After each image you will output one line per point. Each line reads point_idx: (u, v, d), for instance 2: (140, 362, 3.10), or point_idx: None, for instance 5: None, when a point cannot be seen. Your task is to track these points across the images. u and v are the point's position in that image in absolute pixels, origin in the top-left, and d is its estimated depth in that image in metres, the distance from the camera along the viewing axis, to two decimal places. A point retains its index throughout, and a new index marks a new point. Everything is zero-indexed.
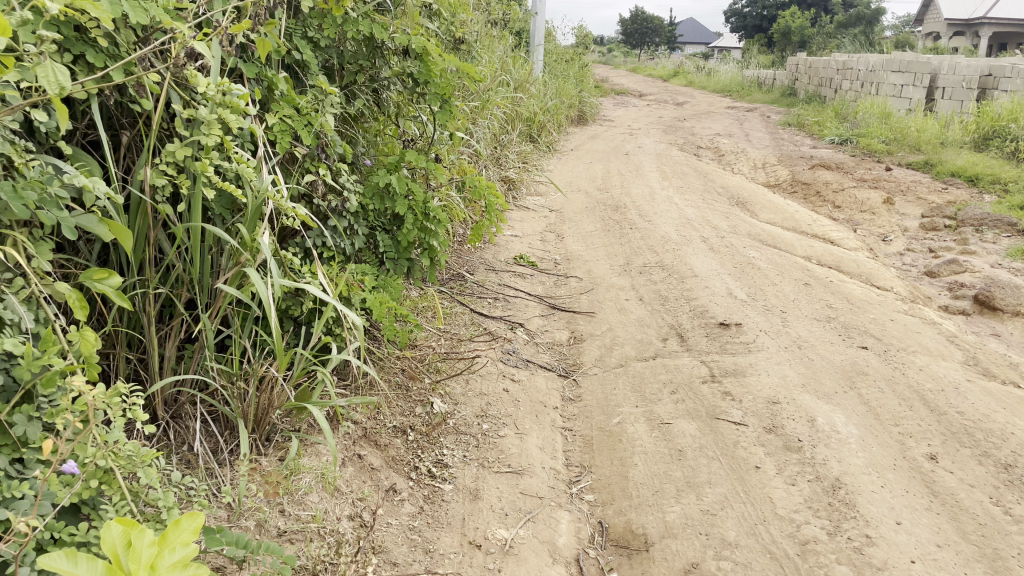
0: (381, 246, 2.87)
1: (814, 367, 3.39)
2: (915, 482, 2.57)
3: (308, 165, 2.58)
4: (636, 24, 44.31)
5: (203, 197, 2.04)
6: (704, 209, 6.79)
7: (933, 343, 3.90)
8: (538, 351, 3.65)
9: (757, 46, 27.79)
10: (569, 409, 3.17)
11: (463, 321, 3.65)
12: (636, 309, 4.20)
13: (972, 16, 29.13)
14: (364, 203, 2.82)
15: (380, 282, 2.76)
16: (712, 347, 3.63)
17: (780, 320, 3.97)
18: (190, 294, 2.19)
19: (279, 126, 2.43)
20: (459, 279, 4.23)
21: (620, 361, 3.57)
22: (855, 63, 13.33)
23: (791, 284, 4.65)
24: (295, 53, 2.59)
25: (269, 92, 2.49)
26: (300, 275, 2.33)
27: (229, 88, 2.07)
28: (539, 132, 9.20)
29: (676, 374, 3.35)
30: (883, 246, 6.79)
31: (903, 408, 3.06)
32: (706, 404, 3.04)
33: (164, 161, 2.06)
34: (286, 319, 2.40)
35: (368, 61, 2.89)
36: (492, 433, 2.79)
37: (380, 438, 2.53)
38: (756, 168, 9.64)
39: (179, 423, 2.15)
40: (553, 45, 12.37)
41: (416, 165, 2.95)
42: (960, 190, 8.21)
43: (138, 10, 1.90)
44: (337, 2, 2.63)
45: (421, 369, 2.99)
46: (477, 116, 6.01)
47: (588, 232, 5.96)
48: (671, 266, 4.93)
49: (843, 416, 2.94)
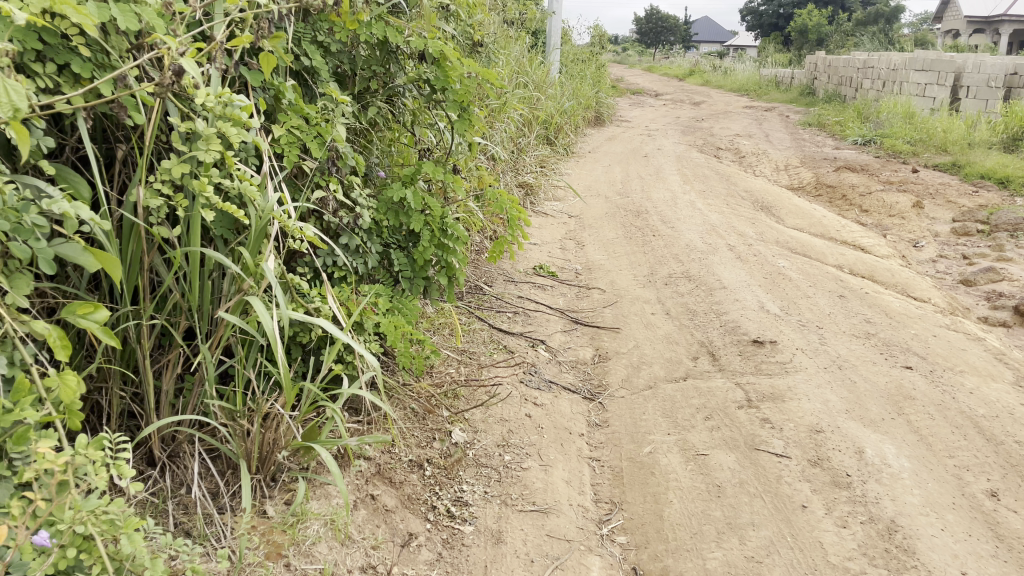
0: (396, 264, 2.67)
1: (858, 390, 3.18)
2: (977, 524, 2.37)
3: (318, 179, 2.40)
4: (651, 22, 43.92)
5: (204, 219, 1.86)
6: (729, 214, 6.57)
7: (979, 361, 3.68)
8: (561, 371, 3.46)
9: (774, 46, 27.49)
10: (596, 436, 2.97)
11: (482, 340, 3.47)
12: (664, 324, 3.99)
13: (993, 13, 28.65)
14: (377, 219, 2.63)
15: (395, 304, 2.57)
16: (746, 367, 3.42)
17: (817, 337, 3.75)
18: (189, 322, 2.02)
19: (286, 138, 2.27)
20: (477, 293, 4.05)
21: (649, 382, 3.37)
22: (876, 62, 13.05)
23: (826, 297, 4.44)
24: (304, 60, 2.43)
25: (276, 102, 2.32)
26: (310, 299, 2.16)
27: (230, 100, 1.90)
28: (557, 134, 8.99)
29: (709, 398, 3.14)
30: (915, 253, 6.55)
31: (958, 438, 2.85)
32: (744, 432, 2.84)
33: (160, 180, 1.89)
34: (291, 347, 2.21)
35: (382, 66, 2.72)
36: (514, 465, 2.60)
37: (395, 475, 2.33)
38: (778, 170, 9.40)
39: (177, 463, 1.99)
40: (570, 45, 12.15)
41: (433, 177, 2.76)
42: (991, 193, 7.95)
43: (128, 14, 1.75)
44: (353, 16, 2.47)
45: (443, 401, 2.78)
46: (494, 120, 5.83)
47: (609, 239, 5.76)
48: (698, 276, 4.72)
49: (893, 447, 2.73)
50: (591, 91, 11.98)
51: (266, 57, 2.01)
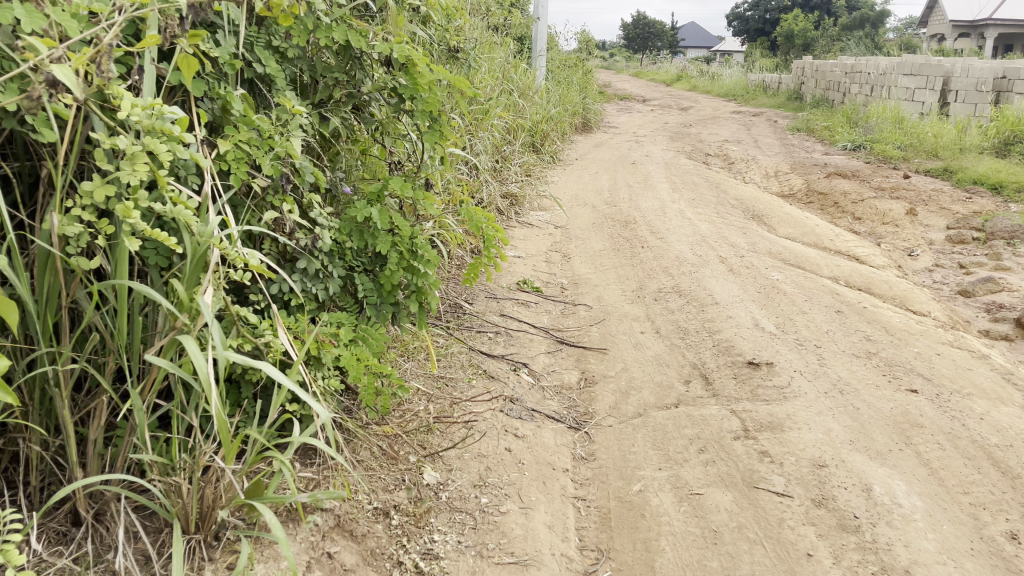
0: (360, 290, 2.41)
1: (861, 418, 2.97)
2: (999, 573, 2.16)
3: (271, 199, 2.17)
4: (639, 27, 43.77)
5: (129, 248, 1.63)
6: (719, 224, 6.37)
7: (987, 382, 3.47)
8: (545, 397, 3.24)
9: (760, 52, 27.41)
10: (582, 471, 2.74)
11: (460, 364, 3.26)
12: (653, 345, 3.77)
13: (978, 17, 28.67)
14: (340, 240, 2.38)
15: (359, 333, 2.33)
16: (742, 393, 3.21)
17: (817, 358, 3.54)
18: (118, 363, 1.79)
19: (234, 153, 2.05)
20: (455, 312, 3.83)
21: (638, 409, 3.15)
22: (864, 66, 12.93)
23: (823, 313, 4.24)
24: (256, 67, 2.22)
25: (224, 114, 2.10)
26: (261, 330, 1.96)
27: (163, 112, 1.68)
28: (542, 141, 8.77)
29: (704, 428, 2.93)
30: (911, 262, 6.36)
31: (971, 471, 2.65)
32: (741, 468, 2.63)
33: (81, 205, 1.66)
34: (236, 388, 1.98)
35: (345, 73, 2.49)
36: (492, 509, 2.37)
37: (356, 527, 2.10)
38: (768, 176, 9.21)
39: (105, 525, 1.78)
40: (557, 51, 11.94)
41: (402, 193, 2.52)
42: (985, 199, 7.78)
43: (35, 13, 1.53)
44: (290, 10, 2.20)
45: (413, 446, 2.53)
46: (476, 130, 5.61)
47: (596, 252, 5.54)
48: (689, 291, 4.52)
49: (903, 484, 2.53)
50: (578, 98, 11.76)
51: (186, 60, 1.71)
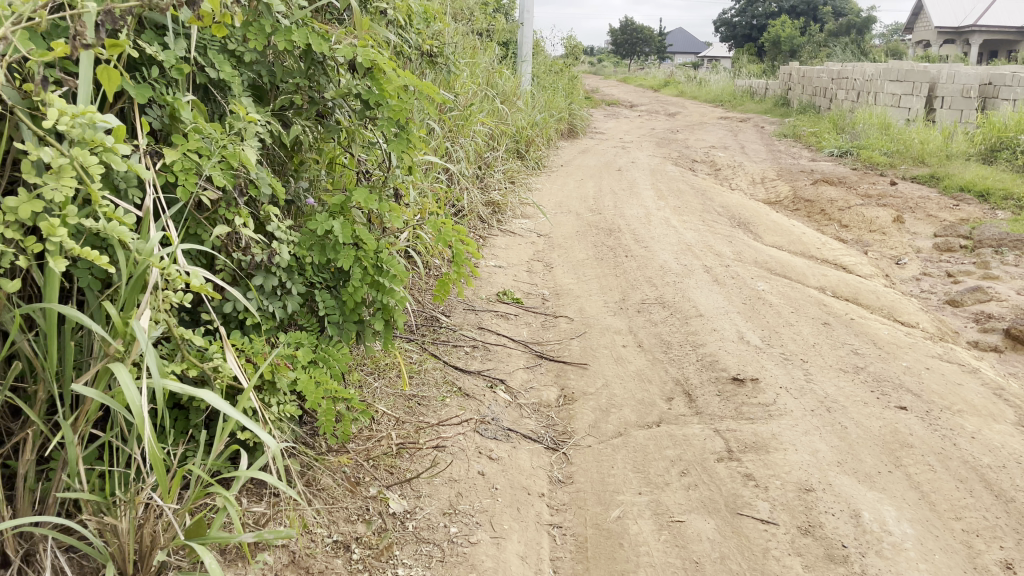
0: (321, 307, 2.27)
1: (849, 437, 2.85)
2: None
3: (223, 212, 2.03)
4: (627, 33, 43.81)
5: (56, 269, 1.49)
6: (705, 232, 6.27)
7: (978, 398, 3.37)
8: (522, 416, 3.11)
9: (747, 58, 27.45)
10: (558, 496, 2.62)
11: (434, 381, 3.14)
12: (635, 359, 3.66)
13: (962, 24, 28.81)
14: (299, 255, 2.24)
15: (319, 353, 2.18)
16: (726, 410, 3.09)
17: (803, 373, 3.43)
18: (50, 393, 1.65)
19: (181, 164, 1.92)
20: (431, 325, 3.71)
21: (618, 429, 3.03)
22: (850, 73, 12.90)
23: (809, 325, 4.13)
24: (209, 71, 2.09)
25: (172, 123, 1.98)
26: (209, 353, 1.83)
27: (94, 119, 1.55)
28: (527, 147, 8.64)
29: (686, 449, 2.81)
30: (898, 271, 6.28)
31: (963, 494, 2.54)
32: (725, 492, 2.51)
33: (5, 222, 1.53)
34: (182, 415, 1.86)
35: (307, 78, 2.35)
36: (461, 539, 2.23)
37: (313, 564, 1.96)
38: (755, 183, 9.12)
39: (35, 567, 1.64)
40: (543, 55, 11.80)
41: (367, 205, 2.38)
42: (972, 206, 7.72)
43: None
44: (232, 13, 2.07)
45: (385, 478, 2.38)
46: (456, 136, 5.48)
47: (579, 261, 5.42)
48: (672, 302, 4.41)
49: (893, 509, 2.41)
50: (564, 103, 11.64)
51: (105, 72, 1.57)
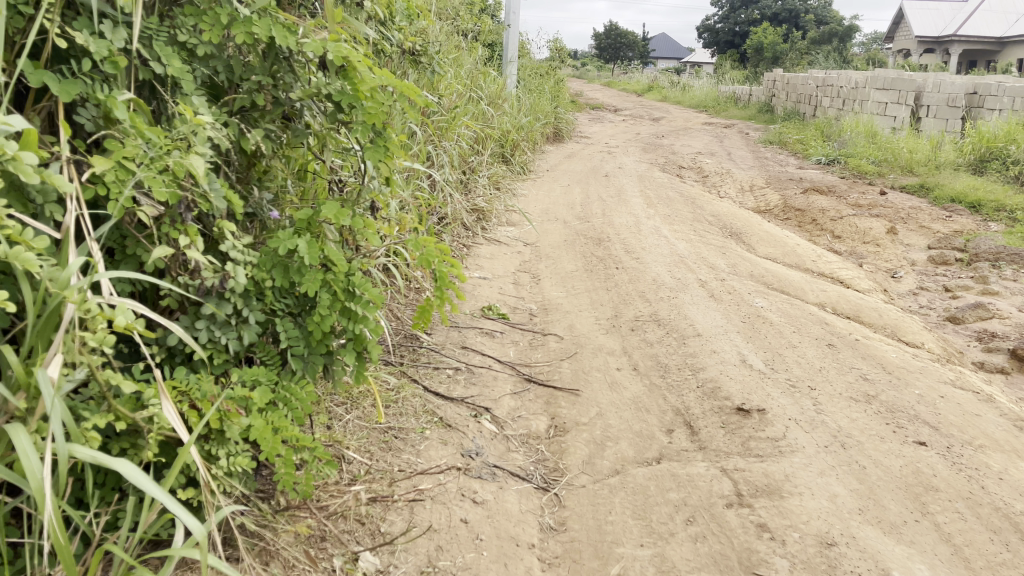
0: (283, 338, 1.97)
1: (869, 479, 2.60)
2: None
3: (165, 231, 1.73)
4: (610, 37, 43.72)
5: None
6: (697, 243, 6.02)
7: (999, 432, 3.13)
8: (509, 450, 2.83)
9: (729, 63, 27.33)
10: (551, 547, 2.34)
11: (412, 410, 2.85)
12: (631, 385, 3.39)
13: (943, 33, 28.91)
14: (259, 278, 1.94)
15: (279, 391, 1.88)
16: (732, 445, 2.83)
17: (812, 403, 3.17)
18: None
19: (115, 172, 1.62)
20: (410, 345, 3.42)
21: (615, 466, 2.75)
22: (835, 80, 12.76)
23: (813, 347, 3.88)
24: (153, 66, 1.79)
25: (108, 126, 1.68)
26: (143, 400, 1.53)
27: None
28: (512, 151, 8.35)
29: (691, 491, 2.54)
30: (894, 284, 6.06)
31: (999, 548, 2.29)
32: (737, 546, 2.25)
33: None
34: (112, 472, 1.55)
35: (270, 75, 2.03)
36: None
37: None
38: (744, 191, 8.89)
39: None
40: (529, 57, 11.53)
41: (339, 219, 2.08)
42: (964, 218, 7.53)
43: None
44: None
45: (359, 534, 2.11)
46: (439, 140, 5.19)
47: (567, 273, 5.15)
48: (668, 319, 4.15)
49: (925, 568, 2.16)
50: (550, 107, 11.37)
51: None
